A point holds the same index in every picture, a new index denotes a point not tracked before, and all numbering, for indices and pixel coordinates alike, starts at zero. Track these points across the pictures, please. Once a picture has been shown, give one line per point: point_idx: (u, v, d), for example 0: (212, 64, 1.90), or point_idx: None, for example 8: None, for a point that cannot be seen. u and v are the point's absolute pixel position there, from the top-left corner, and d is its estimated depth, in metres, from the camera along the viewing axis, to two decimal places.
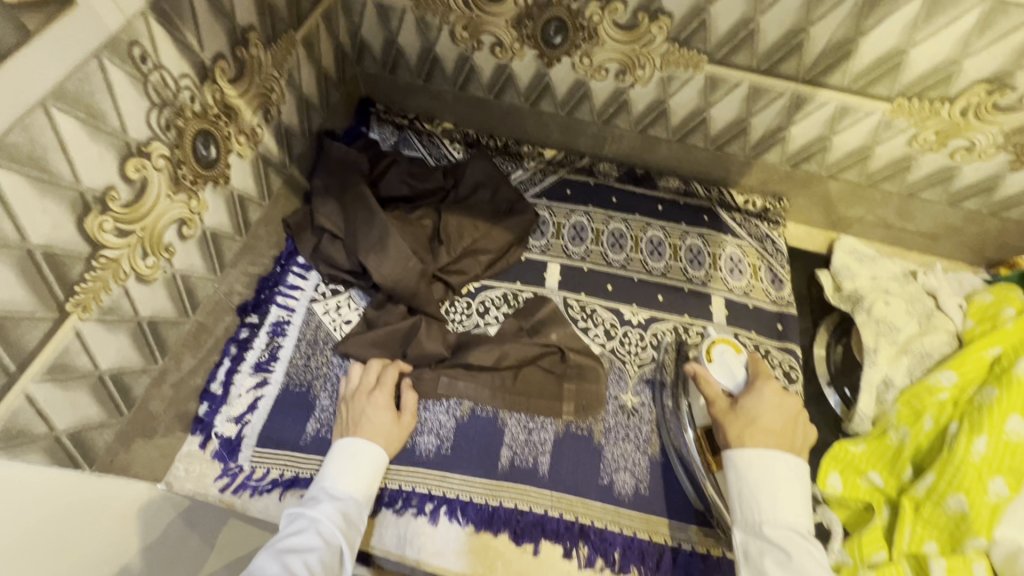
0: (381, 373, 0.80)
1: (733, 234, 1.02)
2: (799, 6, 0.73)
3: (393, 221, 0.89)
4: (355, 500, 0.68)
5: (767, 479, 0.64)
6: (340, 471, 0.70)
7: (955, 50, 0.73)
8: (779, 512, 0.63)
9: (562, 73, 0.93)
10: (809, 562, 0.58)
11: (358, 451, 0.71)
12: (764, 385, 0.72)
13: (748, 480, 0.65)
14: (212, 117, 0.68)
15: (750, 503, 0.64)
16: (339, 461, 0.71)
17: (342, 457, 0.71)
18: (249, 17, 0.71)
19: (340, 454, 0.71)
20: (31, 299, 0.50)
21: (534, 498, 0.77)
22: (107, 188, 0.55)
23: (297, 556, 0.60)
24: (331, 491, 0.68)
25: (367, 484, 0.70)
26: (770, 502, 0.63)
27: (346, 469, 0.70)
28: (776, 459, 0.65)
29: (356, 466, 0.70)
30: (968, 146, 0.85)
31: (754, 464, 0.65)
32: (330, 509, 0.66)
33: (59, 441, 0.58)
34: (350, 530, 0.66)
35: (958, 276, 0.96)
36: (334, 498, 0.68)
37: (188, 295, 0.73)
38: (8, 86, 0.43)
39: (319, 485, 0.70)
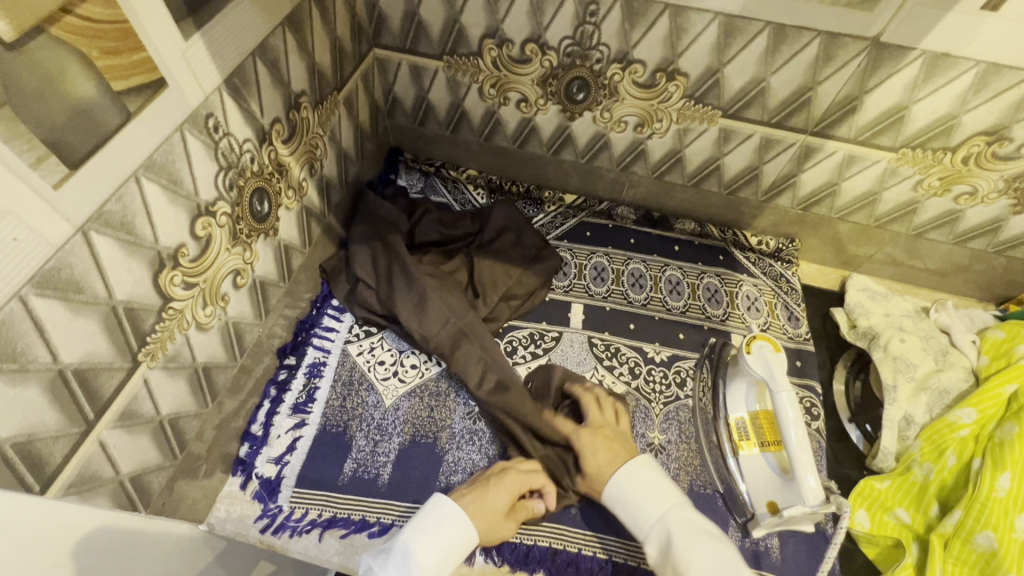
0: (425, 400, 0.88)
1: (748, 273, 1.06)
2: (806, 68, 0.79)
3: (431, 277, 0.92)
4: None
5: (637, 488, 0.70)
6: (424, 535, 0.64)
7: (953, 106, 0.78)
8: (658, 503, 0.68)
9: (583, 125, 0.99)
10: (702, 542, 0.62)
11: (448, 520, 0.66)
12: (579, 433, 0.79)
13: (622, 502, 0.71)
14: (267, 175, 0.74)
15: (641, 511, 0.69)
16: (421, 522, 0.65)
17: (428, 520, 0.66)
18: (301, 84, 0.77)
19: (429, 515, 0.66)
20: (112, 350, 0.54)
21: (569, 538, 0.78)
22: (179, 246, 0.60)
23: None
24: (401, 554, 0.62)
25: (446, 564, 0.64)
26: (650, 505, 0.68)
27: (427, 533, 0.64)
28: (627, 469, 0.72)
29: (440, 533, 0.64)
30: (971, 191, 0.90)
31: (625, 485, 0.71)
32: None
33: (122, 484, 0.61)
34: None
35: (969, 312, 1.00)
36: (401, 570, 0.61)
37: (237, 340, 0.77)
38: (111, 161, 0.48)
39: (396, 546, 0.64)
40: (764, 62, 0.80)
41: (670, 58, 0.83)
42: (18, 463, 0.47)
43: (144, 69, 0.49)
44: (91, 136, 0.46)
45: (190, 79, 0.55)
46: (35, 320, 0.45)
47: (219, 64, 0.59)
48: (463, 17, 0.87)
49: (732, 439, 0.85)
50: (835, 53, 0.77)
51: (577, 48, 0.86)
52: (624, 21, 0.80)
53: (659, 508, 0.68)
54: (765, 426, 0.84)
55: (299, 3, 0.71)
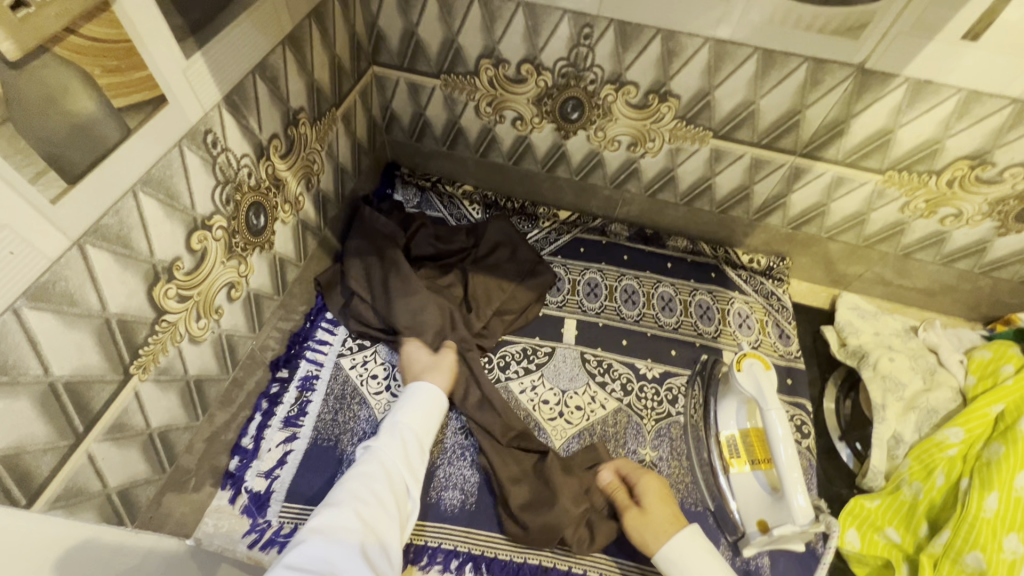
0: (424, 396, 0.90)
1: (739, 290, 1.07)
2: (795, 92, 0.81)
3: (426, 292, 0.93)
4: (416, 438, 0.74)
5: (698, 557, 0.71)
6: (410, 409, 0.77)
7: (937, 131, 0.80)
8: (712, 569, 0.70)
9: (577, 144, 1.00)
10: None
11: (424, 394, 0.79)
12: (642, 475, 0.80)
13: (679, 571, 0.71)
14: (264, 189, 0.74)
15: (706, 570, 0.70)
16: (405, 401, 0.79)
17: (409, 398, 0.79)
18: (300, 101, 0.78)
19: (408, 397, 0.79)
20: (103, 363, 0.54)
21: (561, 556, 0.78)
22: (174, 259, 0.60)
23: (366, 484, 0.66)
24: (392, 424, 0.75)
25: (431, 421, 0.78)
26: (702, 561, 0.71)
27: (411, 408, 0.77)
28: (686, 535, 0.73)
29: (422, 408, 0.78)
30: (956, 213, 0.92)
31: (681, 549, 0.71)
32: (394, 440, 0.73)
33: (109, 498, 0.61)
34: (414, 457, 0.73)
35: (957, 332, 1.01)
36: (399, 436, 0.73)
37: (230, 353, 0.77)
38: (109, 176, 0.49)
39: (387, 421, 0.76)
40: (753, 86, 0.82)
41: (662, 80, 0.85)
42: (6, 476, 0.47)
43: (145, 87, 0.50)
44: (90, 151, 0.46)
45: (190, 96, 0.56)
46: (28, 332, 0.45)
47: (219, 82, 0.60)
48: (461, 37, 0.88)
49: (722, 457, 0.86)
50: (822, 78, 0.79)
51: (571, 69, 0.88)
52: (617, 44, 0.82)
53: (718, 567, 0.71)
54: (755, 444, 0.85)
55: (300, 22, 0.72)
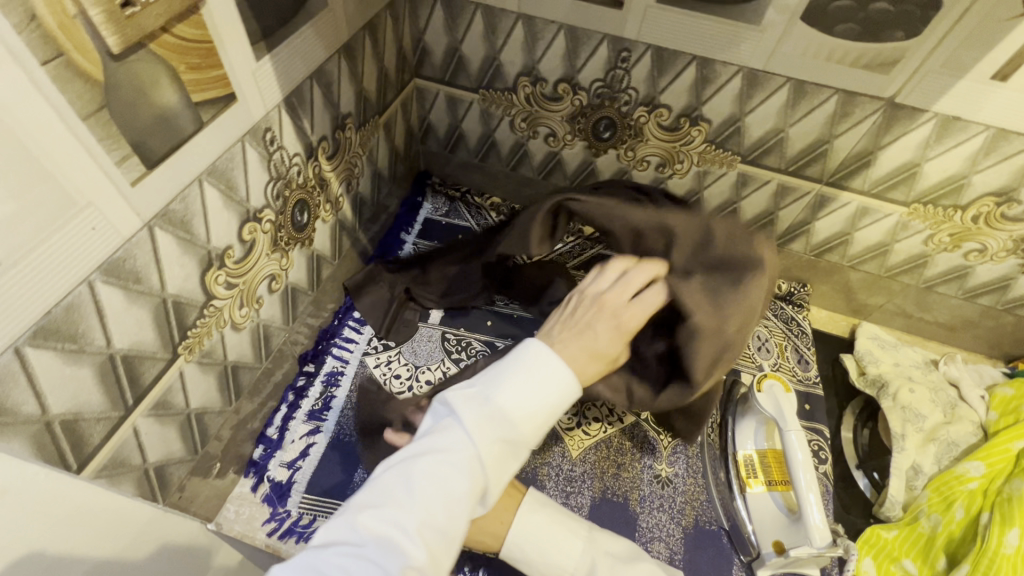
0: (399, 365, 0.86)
1: (760, 314, 1.08)
2: (824, 122, 0.84)
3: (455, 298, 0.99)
4: (517, 436, 0.53)
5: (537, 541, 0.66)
6: (517, 401, 0.53)
7: (964, 166, 0.82)
8: (570, 551, 0.65)
9: (607, 162, 1.03)
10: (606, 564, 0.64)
11: (544, 393, 0.55)
12: None
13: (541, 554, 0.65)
14: (310, 188, 0.78)
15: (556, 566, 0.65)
16: (516, 383, 0.54)
17: (517, 379, 0.55)
18: (348, 107, 0.82)
19: (521, 378, 0.55)
20: (156, 341, 0.57)
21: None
22: (226, 247, 0.63)
23: (441, 491, 0.49)
24: (500, 421, 0.52)
25: (539, 418, 0.55)
26: (560, 545, 0.65)
27: (526, 397, 0.54)
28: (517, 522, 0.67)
29: (540, 400, 0.54)
30: (980, 248, 0.93)
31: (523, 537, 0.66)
32: (492, 440, 0.52)
33: (147, 473, 0.63)
34: (506, 460, 0.53)
35: (978, 367, 1.01)
36: (498, 427, 0.52)
37: (265, 342, 0.80)
38: (179, 164, 0.52)
39: (490, 398, 0.53)
40: (784, 114, 0.85)
41: (694, 105, 0.88)
42: (63, 438, 0.49)
43: (220, 86, 0.54)
44: (167, 141, 0.50)
45: (256, 95, 0.60)
46: (97, 306, 0.48)
47: (282, 85, 0.64)
48: (502, 55, 0.92)
49: (740, 476, 0.86)
50: (852, 110, 0.81)
51: (607, 90, 0.91)
52: (654, 67, 0.85)
53: (577, 544, 0.66)
54: (773, 465, 0.85)
55: (355, 33, 0.77)
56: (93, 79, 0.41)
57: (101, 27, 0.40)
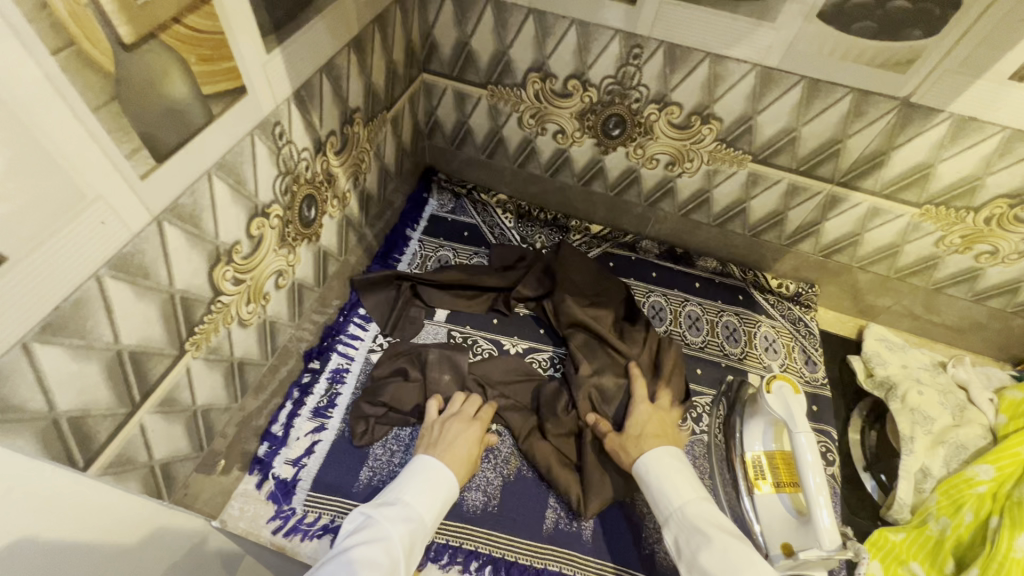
0: (392, 363, 0.90)
1: (767, 315, 1.07)
2: (838, 121, 0.83)
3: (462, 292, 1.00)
4: (423, 523, 0.66)
5: (668, 481, 0.71)
6: (421, 487, 0.68)
7: (978, 167, 0.81)
8: (681, 493, 0.69)
9: (616, 160, 1.03)
10: (725, 538, 0.62)
11: (440, 478, 0.70)
12: (639, 404, 0.83)
13: (653, 486, 0.72)
14: (318, 183, 0.77)
15: (661, 499, 0.70)
16: (420, 476, 0.70)
17: (422, 475, 0.70)
18: (357, 101, 0.81)
19: (421, 472, 0.70)
20: (164, 337, 0.56)
21: (578, 564, 0.76)
22: (234, 243, 0.62)
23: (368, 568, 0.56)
24: (408, 509, 0.66)
25: (436, 510, 0.68)
26: (673, 487, 0.70)
27: (425, 487, 0.69)
28: (661, 454, 0.74)
29: (437, 490, 0.69)
30: (991, 250, 0.92)
31: (657, 467, 0.72)
32: (402, 526, 0.63)
33: (153, 470, 0.62)
34: (414, 548, 0.63)
35: (986, 370, 1.00)
36: (406, 517, 0.65)
37: (271, 339, 0.80)
38: (189, 158, 0.51)
39: (395, 495, 0.67)
40: (797, 113, 0.84)
41: (706, 103, 0.87)
42: (69, 435, 0.48)
43: (231, 78, 0.53)
44: (177, 135, 0.49)
45: (266, 88, 0.59)
46: (105, 301, 0.47)
47: (292, 78, 0.63)
48: (512, 50, 0.91)
49: (748, 477, 0.85)
50: (866, 109, 0.80)
51: (617, 87, 0.90)
52: (666, 64, 0.84)
53: (684, 494, 0.69)
54: (781, 466, 0.84)
55: (365, 26, 0.76)
56: (104, 70, 0.40)
57: (112, 16, 0.40)
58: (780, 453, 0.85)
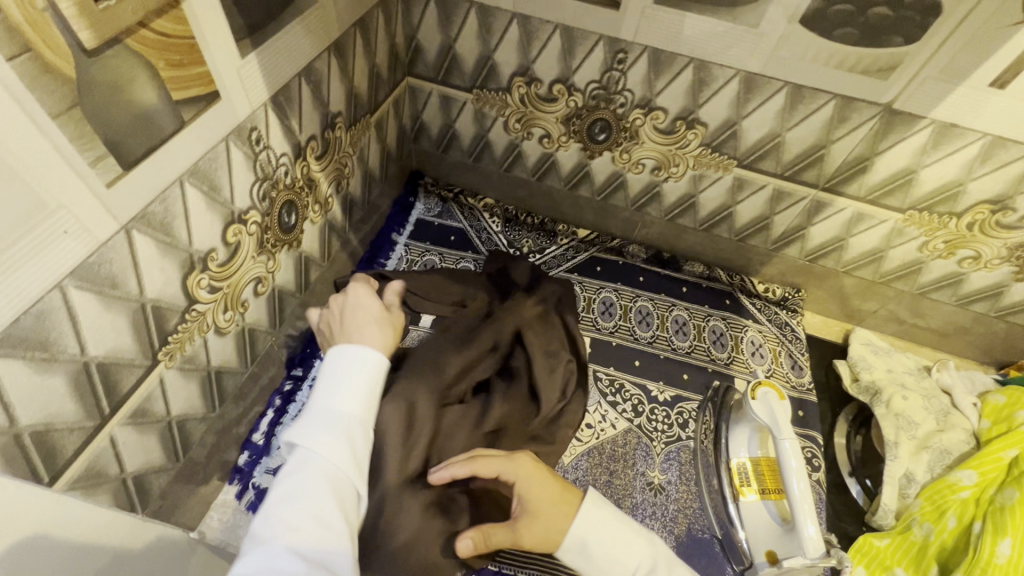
0: None
1: (754, 319, 1.07)
2: (821, 127, 0.83)
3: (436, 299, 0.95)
4: (361, 421, 0.55)
5: (614, 543, 0.59)
6: (345, 386, 0.56)
7: (960, 174, 0.81)
8: (633, 553, 0.59)
9: (602, 164, 1.02)
10: None
11: (361, 364, 0.57)
12: (513, 464, 0.63)
13: (590, 557, 0.59)
14: (298, 188, 0.76)
15: (610, 569, 0.58)
16: (334, 376, 0.56)
17: (337, 372, 0.57)
18: (338, 106, 0.80)
19: (335, 367, 0.57)
20: (135, 348, 0.55)
21: (523, 562, 0.75)
22: (209, 250, 0.61)
23: (300, 507, 0.47)
24: (329, 414, 0.53)
25: (372, 397, 0.57)
26: (623, 550, 0.59)
27: (343, 384, 0.56)
28: (586, 514, 0.60)
29: (358, 382, 0.56)
30: (974, 255, 0.92)
31: (595, 531, 0.59)
32: (333, 438, 0.52)
33: (125, 483, 0.61)
34: (359, 449, 0.53)
35: (970, 374, 1.01)
36: (335, 422, 0.53)
37: (250, 346, 0.78)
38: (160, 166, 0.50)
39: (315, 402, 0.55)
40: (781, 119, 0.84)
41: (691, 108, 0.87)
42: (33, 450, 0.47)
43: (203, 83, 0.52)
44: (146, 142, 0.48)
45: (240, 93, 0.58)
46: (71, 312, 0.46)
47: (269, 83, 0.62)
48: (497, 55, 0.91)
49: (733, 484, 0.85)
50: (849, 115, 0.80)
51: (602, 92, 0.90)
52: (650, 69, 0.84)
53: (640, 550, 0.59)
54: (766, 474, 0.85)
55: (346, 29, 0.75)
56: (65, 76, 0.39)
57: (73, 21, 0.39)
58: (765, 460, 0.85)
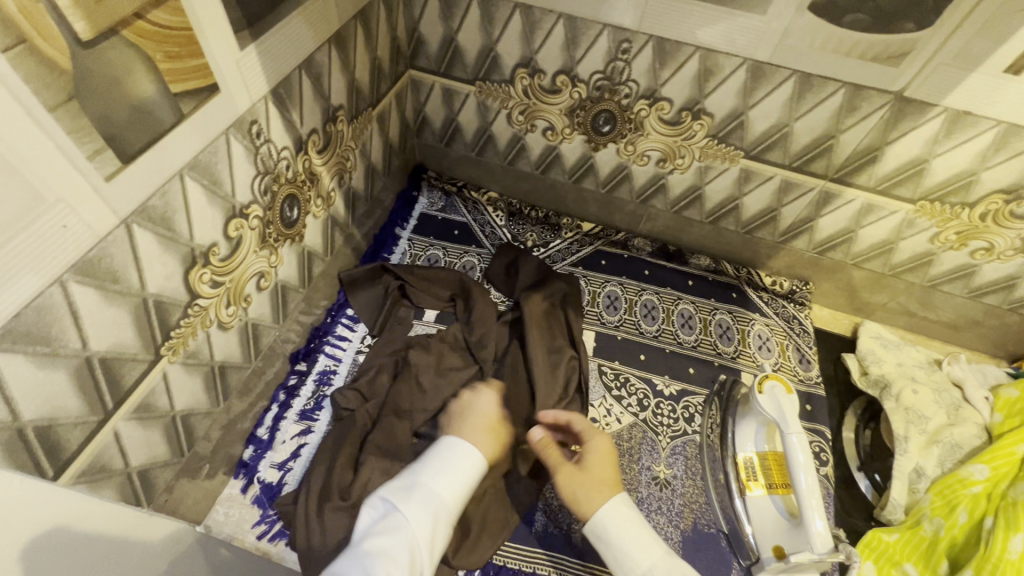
0: (377, 362, 0.88)
1: (761, 313, 1.06)
2: (830, 116, 0.81)
3: (428, 295, 0.97)
4: (449, 510, 0.54)
5: (633, 534, 0.60)
6: (445, 471, 0.56)
7: (973, 163, 0.80)
8: (649, 551, 0.59)
9: (607, 157, 1.01)
10: None
11: (458, 458, 0.57)
12: (596, 437, 0.69)
13: (605, 543, 0.60)
14: (300, 182, 0.76)
15: (623, 558, 0.59)
16: (438, 460, 0.57)
17: (440, 455, 0.58)
18: (340, 99, 0.79)
19: (440, 455, 0.57)
20: (137, 342, 0.55)
21: (562, 565, 0.75)
22: (211, 245, 0.61)
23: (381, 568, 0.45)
24: (427, 492, 0.53)
25: (459, 498, 0.55)
26: (640, 545, 0.59)
27: (446, 468, 0.56)
28: (619, 507, 0.61)
29: (461, 473, 0.56)
30: (987, 247, 0.90)
31: (617, 518, 0.60)
32: (426, 515, 0.51)
33: (130, 478, 0.61)
34: (438, 537, 0.52)
35: (982, 367, 0.99)
36: (428, 503, 0.52)
37: (254, 342, 0.78)
38: (158, 159, 0.50)
39: (413, 476, 0.55)
40: (789, 108, 0.82)
41: (696, 98, 0.86)
42: (36, 445, 0.47)
43: (202, 75, 0.52)
44: (145, 135, 0.47)
45: (240, 86, 0.57)
46: (72, 307, 0.46)
47: (268, 76, 0.61)
48: (499, 46, 0.89)
49: (740, 479, 0.84)
50: (859, 104, 0.79)
51: (606, 83, 0.89)
52: (655, 59, 0.83)
53: (657, 549, 0.59)
54: (773, 468, 0.83)
55: (347, 21, 0.74)
56: (60, 68, 0.39)
57: (68, 13, 0.38)
58: (773, 454, 0.84)
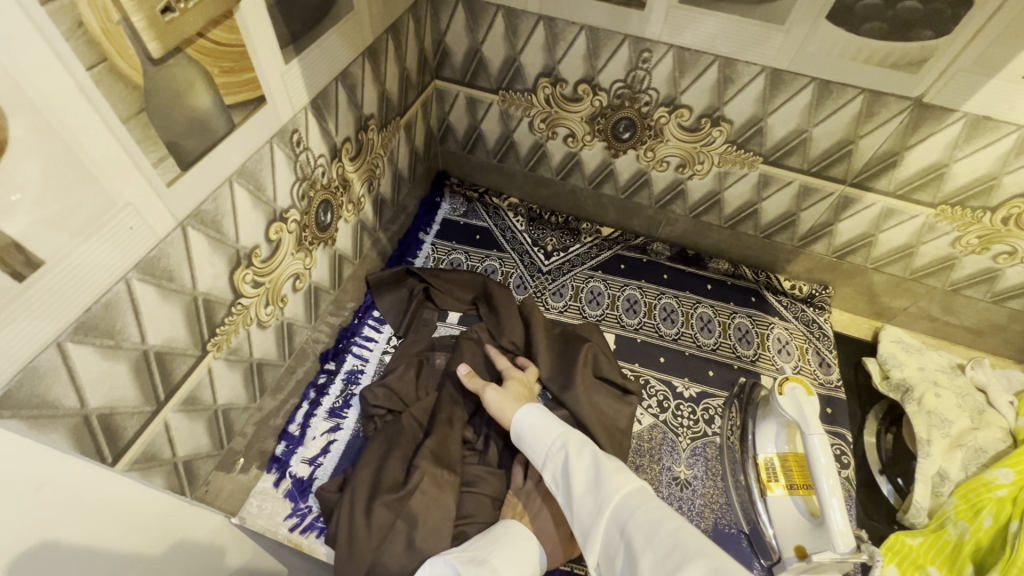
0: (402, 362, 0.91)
1: (780, 317, 1.07)
2: (849, 121, 0.83)
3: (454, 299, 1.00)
4: None
5: (539, 424, 0.71)
6: (510, 558, 0.62)
7: (994, 167, 0.80)
8: (550, 431, 0.70)
9: (627, 163, 1.03)
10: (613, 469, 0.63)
11: (521, 546, 0.65)
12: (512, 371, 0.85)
13: (524, 441, 0.72)
14: (334, 188, 0.79)
15: (532, 447, 0.70)
16: (506, 542, 0.64)
17: (506, 535, 0.66)
18: (371, 109, 0.83)
19: (507, 539, 0.65)
20: (187, 337, 0.58)
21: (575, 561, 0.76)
22: (254, 247, 0.64)
23: None
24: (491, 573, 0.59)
25: None
26: (541, 430, 0.70)
27: (512, 556, 0.63)
28: (531, 407, 0.73)
29: (520, 559, 0.63)
30: (1010, 251, 0.90)
31: (527, 413, 0.72)
32: None
33: (176, 467, 0.64)
34: None
35: (1006, 372, 0.99)
36: None
37: (288, 340, 0.82)
38: (212, 165, 0.53)
39: (480, 544, 0.64)
40: (808, 114, 0.84)
41: (716, 105, 0.88)
42: (99, 430, 0.50)
43: (251, 88, 0.55)
44: (201, 143, 0.51)
45: (284, 97, 0.61)
46: (133, 303, 0.50)
47: (308, 88, 0.65)
48: (523, 56, 0.92)
49: (760, 480, 0.85)
50: (878, 110, 0.80)
51: (627, 91, 0.91)
52: (675, 68, 0.85)
53: (556, 429, 0.70)
54: (794, 469, 0.85)
55: (379, 35, 0.78)
56: (133, 83, 0.43)
57: (142, 32, 0.42)
58: (794, 456, 0.85)
